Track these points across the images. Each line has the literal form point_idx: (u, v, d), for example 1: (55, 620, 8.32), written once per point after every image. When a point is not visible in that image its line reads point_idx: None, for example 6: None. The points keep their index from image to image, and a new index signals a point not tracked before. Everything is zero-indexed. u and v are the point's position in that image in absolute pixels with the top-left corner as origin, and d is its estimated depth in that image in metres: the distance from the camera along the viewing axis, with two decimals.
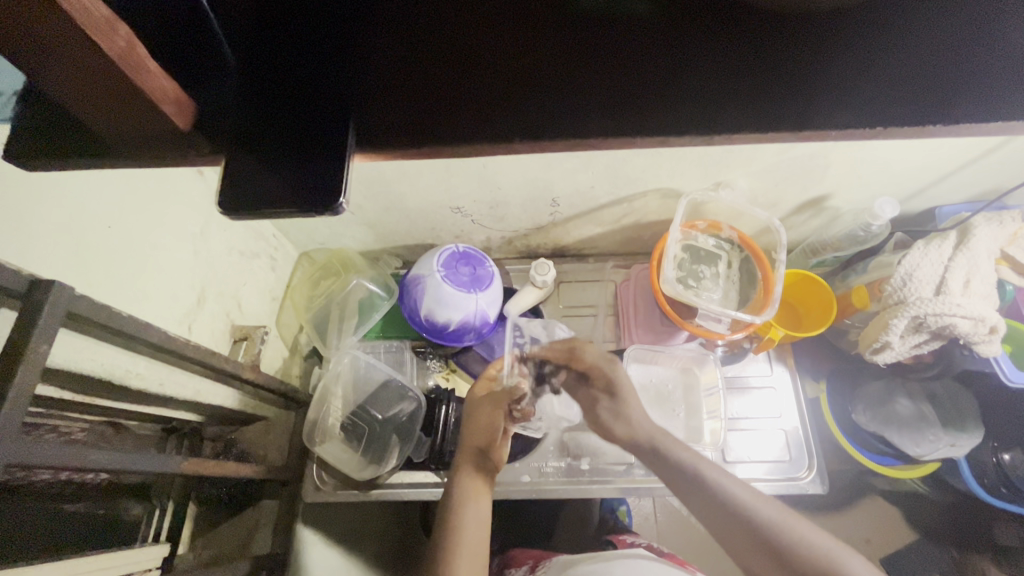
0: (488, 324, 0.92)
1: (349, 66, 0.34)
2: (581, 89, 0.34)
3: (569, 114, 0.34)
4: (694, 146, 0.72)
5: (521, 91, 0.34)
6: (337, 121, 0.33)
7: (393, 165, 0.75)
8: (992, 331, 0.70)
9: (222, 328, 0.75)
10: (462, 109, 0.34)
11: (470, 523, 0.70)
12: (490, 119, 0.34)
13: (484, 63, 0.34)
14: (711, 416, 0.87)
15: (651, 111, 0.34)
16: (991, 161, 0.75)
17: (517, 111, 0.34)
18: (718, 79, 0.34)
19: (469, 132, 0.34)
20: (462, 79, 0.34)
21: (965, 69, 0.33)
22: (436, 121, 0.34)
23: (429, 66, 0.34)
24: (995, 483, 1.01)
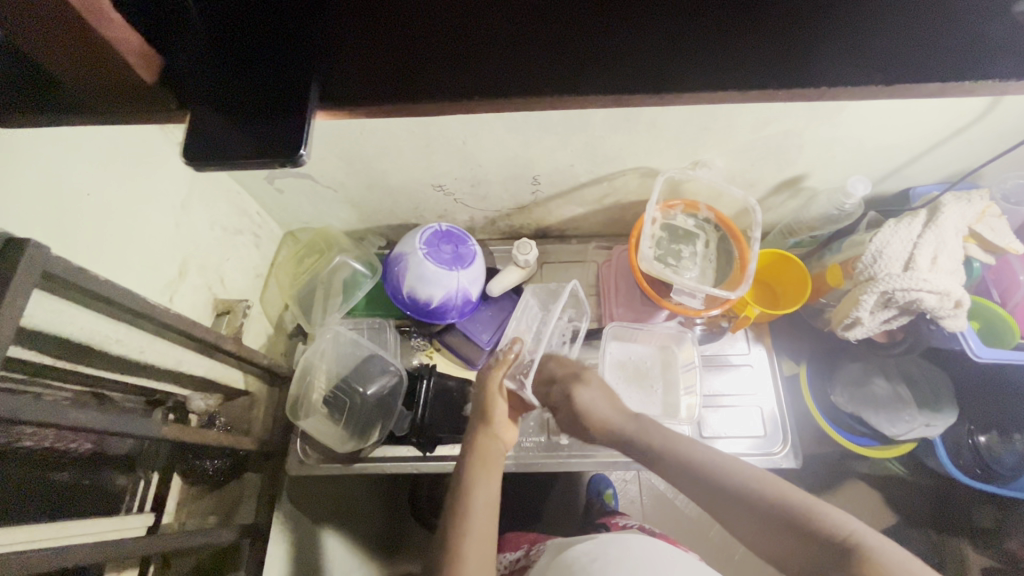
0: (470, 302, 0.93)
1: (305, 23, 0.35)
2: (551, 43, 0.35)
3: (541, 69, 0.35)
4: (670, 123, 0.73)
5: (483, 50, 0.35)
6: (297, 77, 0.34)
7: (373, 141, 0.76)
8: (957, 305, 0.71)
9: (204, 301, 0.76)
10: (420, 67, 0.35)
11: (485, 510, 0.65)
12: (449, 75, 0.35)
13: (444, 22, 0.35)
14: (687, 392, 0.89)
15: (607, 72, 0.35)
16: (961, 140, 0.76)
17: (478, 71, 0.35)
18: (669, 41, 0.35)
19: (430, 91, 0.35)
20: (420, 38, 0.35)
21: (906, 31, 0.34)
22: (399, 83, 0.35)
23: (391, 28, 0.35)
24: (970, 464, 1.05)
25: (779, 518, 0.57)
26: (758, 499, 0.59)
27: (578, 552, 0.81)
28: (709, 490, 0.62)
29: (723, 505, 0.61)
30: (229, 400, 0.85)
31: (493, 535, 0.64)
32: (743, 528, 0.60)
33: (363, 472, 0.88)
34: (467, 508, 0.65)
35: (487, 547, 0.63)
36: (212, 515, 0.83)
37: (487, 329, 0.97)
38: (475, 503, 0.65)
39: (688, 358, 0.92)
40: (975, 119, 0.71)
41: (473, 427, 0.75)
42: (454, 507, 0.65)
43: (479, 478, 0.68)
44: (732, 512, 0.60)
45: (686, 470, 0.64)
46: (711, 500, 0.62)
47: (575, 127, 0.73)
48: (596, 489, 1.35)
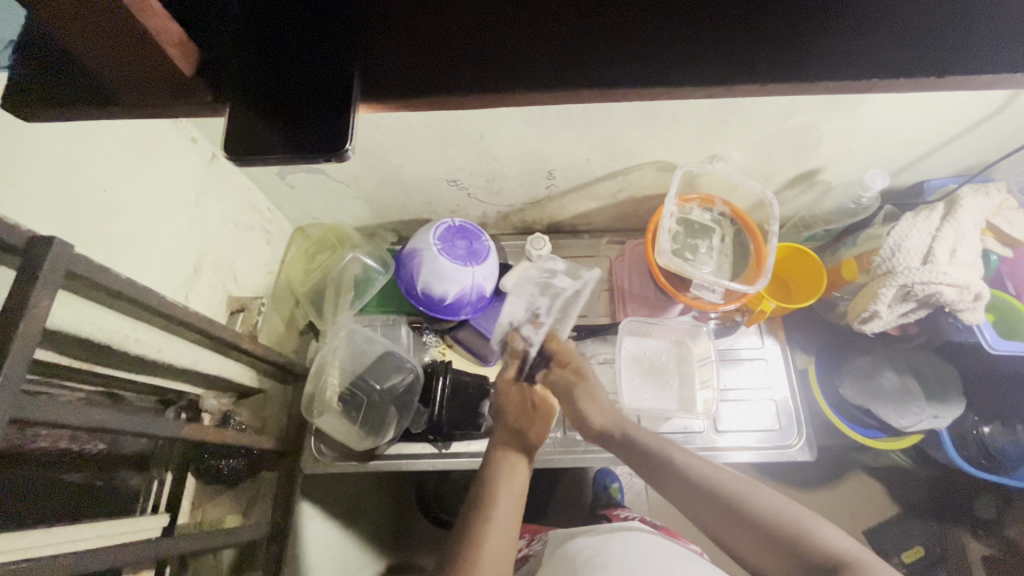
0: (484, 298, 0.92)
1: (347, 14, 0.34)
2: (591, 31, 0.34)
3: (581, 59, 0.34)
4: (690, 116, 0.72)
5: (524, 40, 0.34)
6: (341, 71, 0.33)
7: (388, 135, 0.75)
8: (976, 298, 0.72)
9: (218, 299, 0.75)
10: (465, 58, 0.34)
11: (510, 505, 0.64)
12: (492, 66, 0.34)
13: (490, 10, 0.34)
14: (703, 387, 0.90)
15: (647, 63, 0.34)
16: (980, 133, 0.76)
17: (522, 61, 0.34)
18: (710, 31, 0.34)
19: (475, 82, 0.34)
20: (464, 27, 0.34)
21: (959, 22, 0.33)
22: (444, 75, 0.34)
23: (433, 16, 0.34)
24: (976, 455, 1.07)
25: (768, 531, 0.56)
26: (747, 508, 0.58)
27: (580, 545, 0.81)
28: (701, 500, 0.62)
29: (715, 518, 0.60)
30: (243, 399, 0.84)
31: (515, 530, 0.63)
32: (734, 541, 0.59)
33: (379, 469, 0.88)
34: (490, 501, 0.64)
35: (507, 541, 0.61)
36: (224, 514, 0.82)
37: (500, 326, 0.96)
38: (497, 497, 0.65)
39: (703, 353, 0.92)
40: (995, 111, 0.71)
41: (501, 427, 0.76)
42: (478, 500, 0.65)
43: (502, 474, 0.68)
44: (723, 527, 0.60)
45: (676, 481, 0.64)
46: (702, 513, 0.62)
47: (595, 120, 0.72)
48: (601, 483, 1.35)
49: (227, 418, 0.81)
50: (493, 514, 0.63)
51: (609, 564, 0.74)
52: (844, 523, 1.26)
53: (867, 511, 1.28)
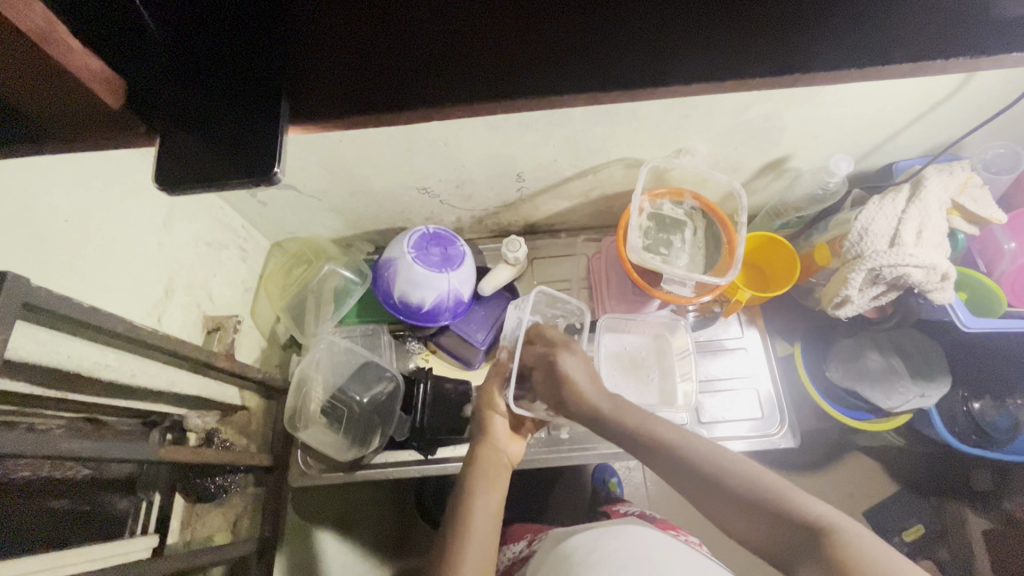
0: (462, 303, 0.93)
1: (273, 36, 0.34)
2: (518, 40, 0.34)
3: (510, 69, 0.34)
4: (650, 113, 0.73)
5: (453, 54, 0.34)
6: (269, 96, 0.34)
7: (352, 147, 0.75)
8: (944, 278, 0.72)
9: (194, 320, 0.75)
10: (394, 72, 0.34)
11: (484, 519, 0.65)
12: (424, 78, 0.34)
13: (414, 22, 0.34)
14: (683, 379, 0.89)
15: (592, 68, 0.34)
16: (941, 112, 0.76)
17: (457, 72, 0.34)
18: (646, 35, 0.34)
19: (406, 96, 0.35)
20: (394, 42, 0.34)
21: (908, 14, 0.33)
22: (371, 91, 0.35)
23: (359, 30, 0.34)
24: (966, 430, 1.09)
25: (755, 504, 0.54)
26: (740, 486, 0.56)
27: (574, 543, 0.81)
28: (687, 479, 0.59)
29: (700, 493, 0.59)
30: (227, 417, 0.85)
31: (491, 543, 0.64)
32: (721, 514, 0.57)
33: (366, 478, 0.87)
34: (464, 516, 0.65)
35: (486, 554, 0.63)
36: (215, 531, 0.83)
37: (482, 329, 0.97)
38: (473, 511, 0.65)
39: (682, 345, 0.92)
40: (953, 89, 0.71)
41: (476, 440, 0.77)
42: (454, 514, 0.66)
43: (479, 485, 0.69)
44: (709, 500, 0.58)
45: (664, 462, 0.61)
46: (690, 490, 0.59)
47: (555, 121, 0.73)
48: (601, 478, 1.37)
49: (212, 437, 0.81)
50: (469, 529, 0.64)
51: (603, 562, 0.74)
52: (841, 504, 1.28)
53: (864, 492, 1.29)
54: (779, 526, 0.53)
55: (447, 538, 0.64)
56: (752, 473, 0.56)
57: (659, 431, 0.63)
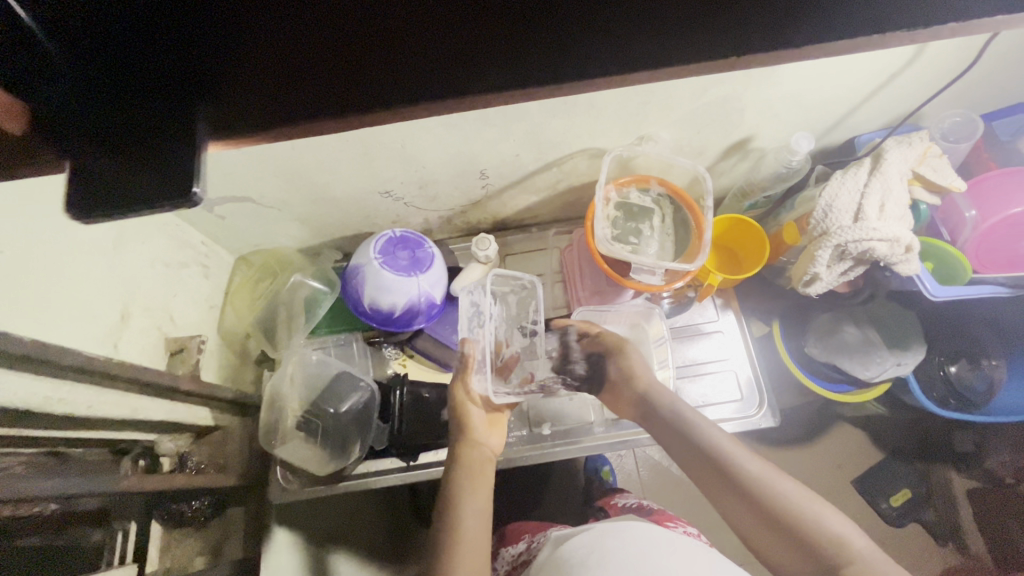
0: (435, 305, 0.91)
1: (187, 56, 0.32)
2: (454, 40, 0.32)
3: (446, 72, 0.32)
4: (608, 102, 0.72)
5: (382, 64, 0.32)
6: (186, 114, 0.32)
7: (307, 155, 0.73)
8: (908, 250, 0.72)
9: (155, 343, 0.73)
10: (323, 83, 0.32)
11: (473, 523, 0.65)
12: (354, 84, 0.32)
13: (341, 29, 0.32)
14: (661, 366, 0.90)
15: (536, 58, 0.32)
16: (898, 83, 0.76)
17: (395, 77, 0.32)
18: (587, 27, 0.32)
19: (335, 106, 0.32)
20: (317, 50, 0.32)
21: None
22: (296, 104, 0.32)
23: (279, 40, 0.32)
24: (944, 395, 1.11)
25: (786, 524, 0.59)
26: (777, 507, 0.60)
27: (574, 546, 0.81)
28: (726, 490, 0.64)
29: (734, 506, 0.63)
30: (201, 438, 0.83)
31: (484, 547, 0.65)
32: (748, 528, 0.62)
33: (349, 489, 0.86)
34: (453, 522, 0.65)
35: (478, 557, 0.63)
36: (197, 555, 0.81)
37: (457, 330, 0.96)
38: (461, 515, 0.66)
39: (659, 332, 0.92)
40: (908, 60, 0.71)
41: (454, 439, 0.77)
42: (442, 519, 0.66)
43: (464, 487, 0.68)
44: (740, 514, 0.63)
45: (705, 470, 0.66)
46: (725, 502, 0.64)
47: (513, 116, 0.71)
48: (593, 467, 1.37)
49: (184, 461, 0.81)
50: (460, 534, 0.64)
51: (602, 563, 0.74)
52: (831, 475, 1.30)
53: (852, 462, 1.31)
54: (801, 549, 0.58)
55: (437, 543, 0.65)
56: (791, 493, 0.61)
57: (709, 437, 0.66)
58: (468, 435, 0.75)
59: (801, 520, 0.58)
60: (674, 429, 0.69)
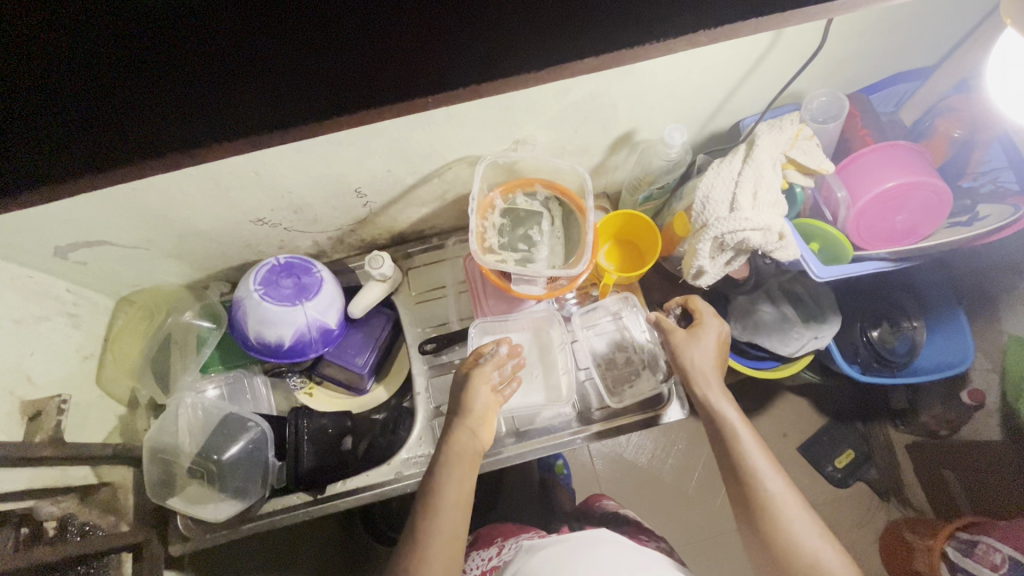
0: (329, 331, 0.88)
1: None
2: (236, 96, 0.35)
3: (236, 134, 0.35)
4: (466, 111, 0.69)
5: (159, 127, 0.35)
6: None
7: (154, 192, 0.68)
8: (782, 237, 0.71)
9: (8, 409, 0.68)
10: (123, 132, 0.35)
11: (450, 508, 0.64)
12: (168, 135, 0.35)
13: (154, 77, 0.35)
14: (565, 369, 0.87)
15: (342, 94, 0.35)
16: (764, 69, 0.75)
17: (201, 125, 0.35)
18: (341, 81, 0.35)
19: (167, 149, 0.35)
20: (113, 101, 0.35)
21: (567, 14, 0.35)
22: (103, 150, 0.35)
23: (62, 90, 0.34)
24: (867, 360, 1.13)
25: (779, 543, 0.61)
26: (779, 525, 0.61)
27: (540, 561, 0.78)
28: (738, 493, 0.65)
29: (742, 509, 0.65)
30: (88, 497, 0.78)
31: (459, 535, 0.64)
32: (748, 533, 0.64)
33: (254, 530, 0.82)
34: (432, 508, 0.64)
35: (452, 539, 0.63)
36: None
37: (362, 352, 0.93)
38: (440, 501, 0.65)
39: (562, 336, 0.90)
40: (768, 45, 0.69)
41: (450, 422, 0.75)
42: (420, 504, 0.66)
43: (451, 474, 0.67)
44: (746, 522, 0.65)
45: (727, 468, 0.67)
46: (737, 505, 0.66)
47: (369, 133, 0.68)
48: (546, 463, 1.36)
49: (69, 525, 0.75)
50: (434, 516, 0.64)
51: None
52: (779, 445, 1.32)
53: (797, 430, 1.33)
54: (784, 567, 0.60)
55: (414, 522, 0.65)
56: (799, 516, 0.61)
57: (742, 438, 0.67)
58: (466, 420, 0.73)
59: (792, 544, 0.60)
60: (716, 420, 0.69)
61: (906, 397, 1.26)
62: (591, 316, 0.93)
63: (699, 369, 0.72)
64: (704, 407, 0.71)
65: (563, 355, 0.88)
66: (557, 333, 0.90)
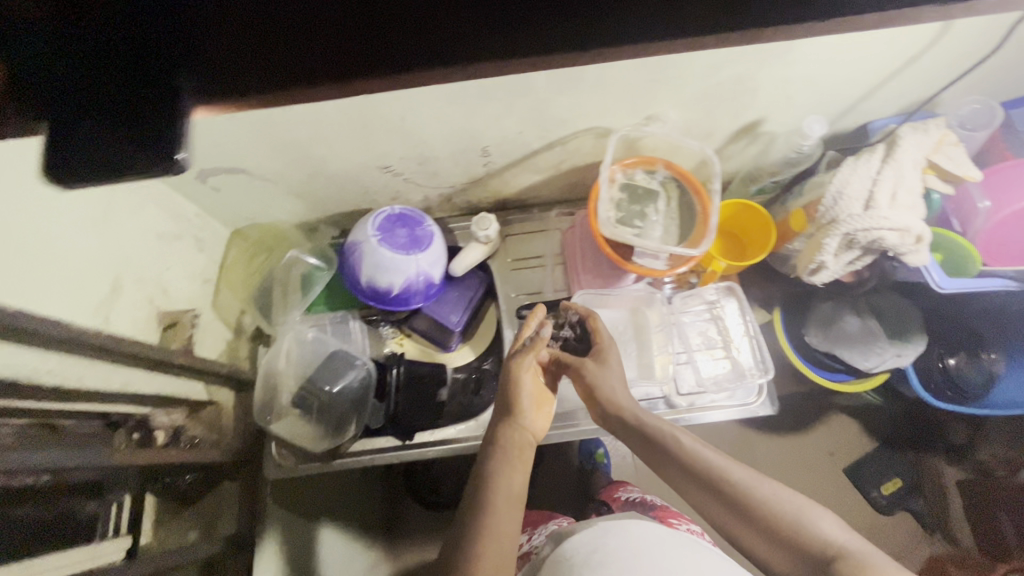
0: (432, 285, 0.90)
1: (170, 50, 0.28)
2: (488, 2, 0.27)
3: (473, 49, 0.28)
4: (615, 77, 0.69)
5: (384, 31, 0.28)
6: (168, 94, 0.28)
7: (306, 126, 0.71)
8: (918, 241, 0.71)
9: (148, 316, 0.72)
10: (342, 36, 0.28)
11: (503, 504, 0.59)
12: (389, 41, 0.28)
13: None
14: (659, 352, 0.90)
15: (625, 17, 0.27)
16: (915, 68, 0.74)
17: (437, 34, 0.28)
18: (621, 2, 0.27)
19: (389, 61, 0.28)
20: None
21: None
22: (318, 59, 0.28)
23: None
24: (941, 386, 1.09)
25: (769, 525, 0.56)
26: (754, 502, 0.57)
27: (573, 544, 0.72)
28: (708, 495, 0.60)
29: (720, 509, 0.60)
30: (195, 413, 0.81)
31: (513, 531, 0.59)
32: (740, 533, 0.58)
33: (343, 467, 0.85)
34: (487, 506, 0.59)
35: (509, 542, 0.57)
36: (194, 529, 0.79)
37: (456, 310, 0.94)
38: (493, 497, 0.59)
39: (657, 319, 0.92)
40: (929, 41, 0.69)
41: (497, 417, 0.71)
42: (470, 503, 0.60)
43: (501, 468, 0.62)
44: (731, 523, 0.59)
45: (684, 477, 0.63)
46: (713, 507, 0.60)
47: (518, 90, 0.69)
48: (587, 449, 1.36)
49: (179, 435, 0.78)
50: (487, 515, 0.58)
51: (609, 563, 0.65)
52: (824, 463, 1.28)
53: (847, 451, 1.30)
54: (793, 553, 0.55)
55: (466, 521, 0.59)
56: (770, 490, 0.58)
57: (679, 438, 0.64)
58: (516, 413, 0.69)
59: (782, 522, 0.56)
60: (646, 435, 0.67)
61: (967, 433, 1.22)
62: (688, 301, 0.93)
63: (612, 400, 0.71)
64: (635, 430, 0.68)
65: (656, 338, 0.91)
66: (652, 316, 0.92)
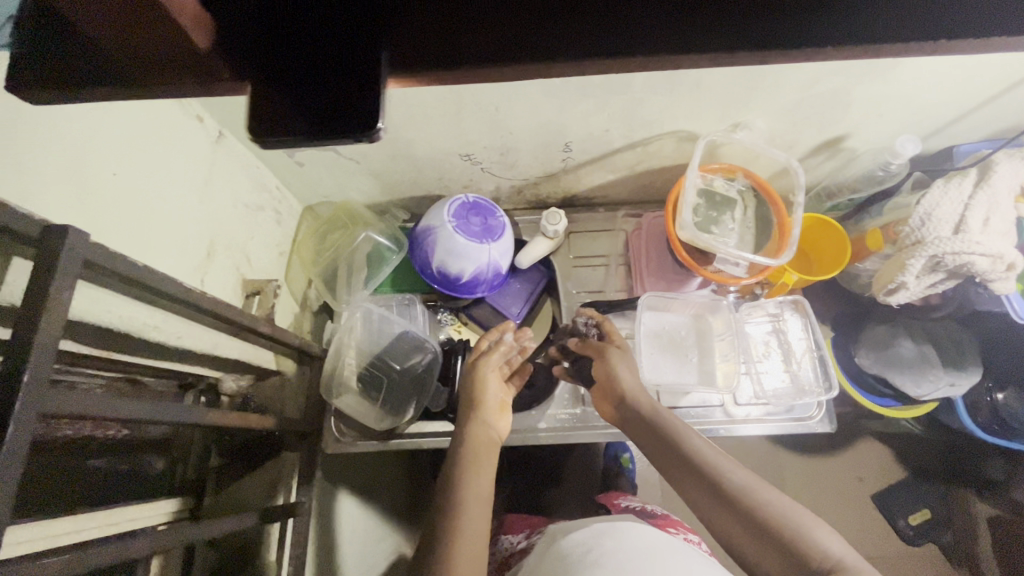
0: (499, 275, 0.91)
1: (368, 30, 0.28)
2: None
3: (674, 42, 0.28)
4: (715, 82, 0.69)
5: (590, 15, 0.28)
6: (372, 56, 0.28)
7: (400, 108, 0.72)
8: (1009, 268, 0.70)
9: (233, 282, 0.74)
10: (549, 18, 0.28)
11: (474, 499, 0.59)
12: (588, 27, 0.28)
13: None
14: (721, 360, 0.89)
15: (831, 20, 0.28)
16: (1016, 95, 0.73)
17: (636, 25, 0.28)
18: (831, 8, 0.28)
19: (587, 50, 0.28)
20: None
21: None
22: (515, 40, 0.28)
23: None
24: (988, 421, 1.04)
25: (768, 535, 0.54)
26: (757, 510, 0.55)
27: (569, 543, 0.70)
28: (708, 498, 0.58)
29: (719, 515, 0.57)
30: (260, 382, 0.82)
31: (484, 532, 0.58)
32: (737, 541, 0.56)
33: (399, 448, 0.87)
34: (456, 499, 0.59)
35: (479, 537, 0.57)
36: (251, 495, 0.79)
37: (516, 302, 0.95)
38: (464, 490, 0.60)
39: (722, 327, 0.91)
40: None
41: (467, 413, 0.71)
42: (444, 495, 0.60)
43: (469, 466, 0.62)
44: (729, 531, 0.57)
45: (687, 478, 0.61)
46: (711, 513, 0.58)
47: (615, 88, 0.69)
48: (612, 454, 1.32)
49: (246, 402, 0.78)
50: (461, 507, 0.58)
51: (603, 563, 0.63)
52: (852, 489, 1.25)
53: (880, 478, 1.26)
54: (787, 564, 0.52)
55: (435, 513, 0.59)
56: (773, 501, 0.56)
57: (687, 439, 0.63)
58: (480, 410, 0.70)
59: (783, 534, 0.53)
60: (655, 430, 0.66)
61: (1003, 468, 1.13)
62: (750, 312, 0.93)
63: (632, 392, 0.71)
64: (645, 426, 0.67)
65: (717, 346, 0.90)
66: (715, 324, 0.92)
